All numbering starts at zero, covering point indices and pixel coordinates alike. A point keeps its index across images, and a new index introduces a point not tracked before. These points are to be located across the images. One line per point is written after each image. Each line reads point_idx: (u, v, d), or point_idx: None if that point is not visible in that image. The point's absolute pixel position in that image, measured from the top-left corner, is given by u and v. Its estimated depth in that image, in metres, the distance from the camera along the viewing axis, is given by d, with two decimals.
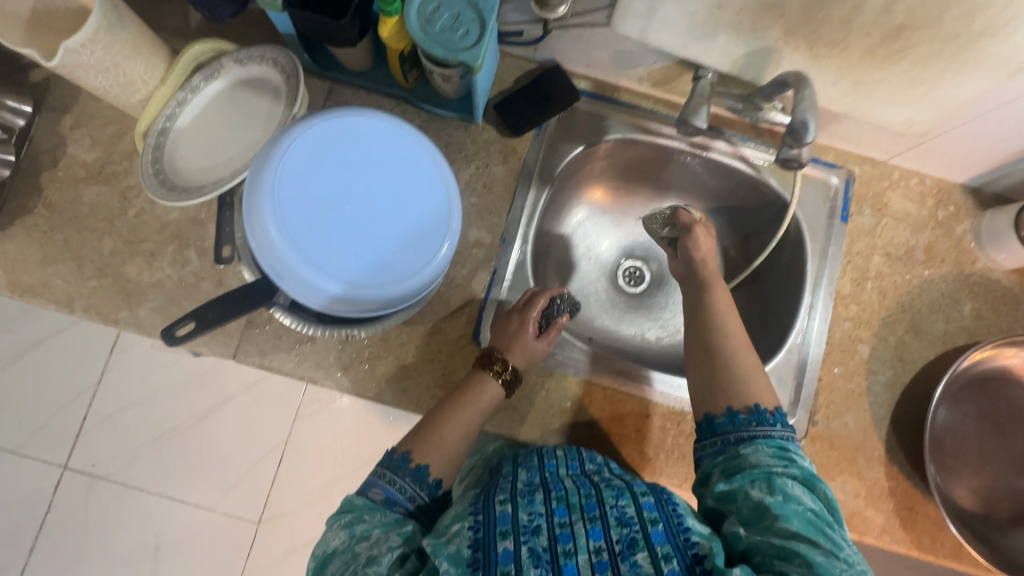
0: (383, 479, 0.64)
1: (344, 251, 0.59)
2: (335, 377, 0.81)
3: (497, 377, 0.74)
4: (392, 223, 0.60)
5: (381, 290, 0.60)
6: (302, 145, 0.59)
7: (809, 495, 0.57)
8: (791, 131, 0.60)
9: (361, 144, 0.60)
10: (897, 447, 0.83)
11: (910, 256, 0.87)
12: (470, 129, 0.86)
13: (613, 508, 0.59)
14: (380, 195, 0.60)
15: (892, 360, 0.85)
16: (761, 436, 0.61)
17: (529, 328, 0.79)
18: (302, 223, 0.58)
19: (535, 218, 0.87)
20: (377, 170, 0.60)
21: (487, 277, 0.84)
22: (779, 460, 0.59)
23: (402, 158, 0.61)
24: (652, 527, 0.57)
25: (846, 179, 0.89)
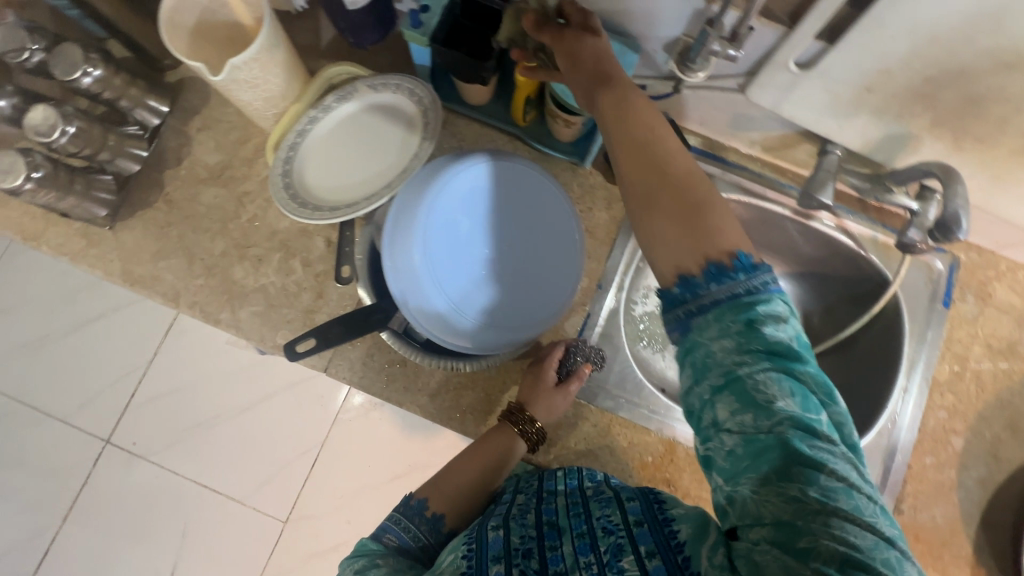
0: (397, 525, 0.68)
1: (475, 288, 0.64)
2: (420, 403, 0.80)
3: (523, 435, 0.76)
4: (522, 266, 0.65)
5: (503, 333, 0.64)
6: (456, 183, 0.63)
7: (787, 395, 0.47)
8: (946, 224, 0.58)
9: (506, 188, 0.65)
10: (986, 549, 0.80)
11: (1012, 350, 0.85)
12: (578, 171, 0.87)
13: (600, 519, 0.60)
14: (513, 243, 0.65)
15: (986, 455, 0.82)
16: (724, 296, 0.50)
17: (548, 377, 0.78)
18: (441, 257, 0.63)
19: (632, 268, 0.88)
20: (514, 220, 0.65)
21: (580, 320, 0.84)
22: (743, 343, 0.49)
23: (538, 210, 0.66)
24: (637, 529, 0.56)
25: (951, 265, 0.88)
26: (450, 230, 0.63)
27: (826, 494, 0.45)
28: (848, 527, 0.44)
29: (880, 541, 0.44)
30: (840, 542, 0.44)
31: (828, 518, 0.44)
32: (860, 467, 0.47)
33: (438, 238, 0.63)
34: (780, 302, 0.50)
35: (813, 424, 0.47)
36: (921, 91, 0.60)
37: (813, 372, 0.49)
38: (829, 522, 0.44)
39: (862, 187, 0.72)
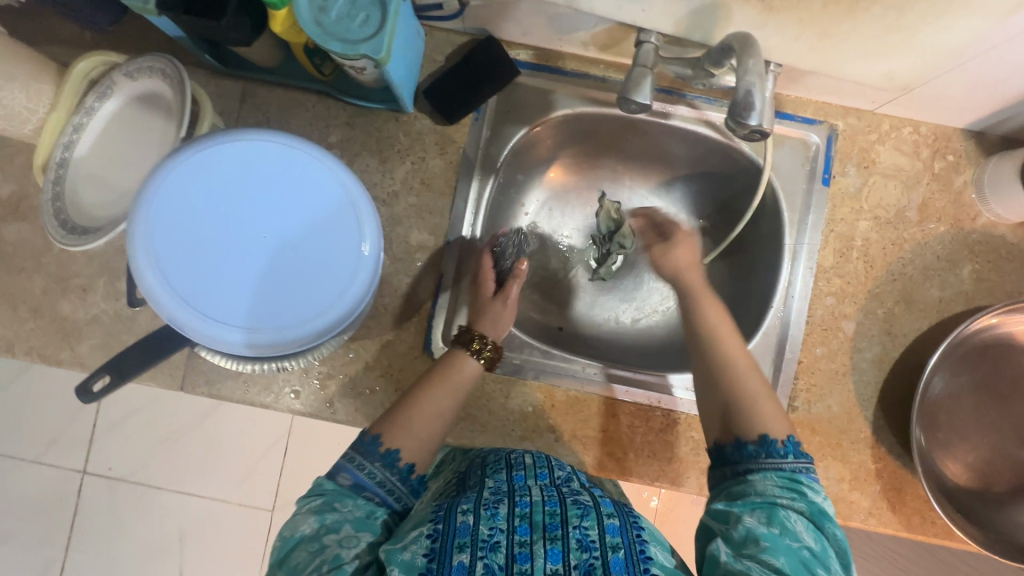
0: (353, 462, 0.56)
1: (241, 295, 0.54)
2: (286, 401, 0.78)
3: (478, 354, 0.70)
4: (297, 258, 0.55)
5: (292, 333, 0.55)
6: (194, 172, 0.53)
7: (813, 534, 0.49)
8: (735, 110, 0.52)
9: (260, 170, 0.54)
10: (885, 428, 0.77)
11: (901, 218, 0.78)
12: (401, 119, 0.78)
13: (576, 530, 0.49)
14: (273, 227, 0.54)
15: (880, 335, 0.78)
16: (773, 468, 0.54)
17: (484, 289, 0.76)
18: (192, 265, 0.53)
19: (481, 213, 0.80)
20: (266, 200, 0.54)
21: (434, 282, 0.78)
22: (789, 495, 0.52)
23: (294, 180, 0.55)
24: (612, 554, 0.47)
25: (828, 136, 0.78)
26: (188, 233, 0.53)
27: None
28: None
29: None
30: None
31: None
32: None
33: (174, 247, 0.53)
34: (817, 483, 0.54)
35: (825, 563, 0.48)
36: None
37: (837, 537, 0.51)
38: None
39: (686, 75, 0.63)
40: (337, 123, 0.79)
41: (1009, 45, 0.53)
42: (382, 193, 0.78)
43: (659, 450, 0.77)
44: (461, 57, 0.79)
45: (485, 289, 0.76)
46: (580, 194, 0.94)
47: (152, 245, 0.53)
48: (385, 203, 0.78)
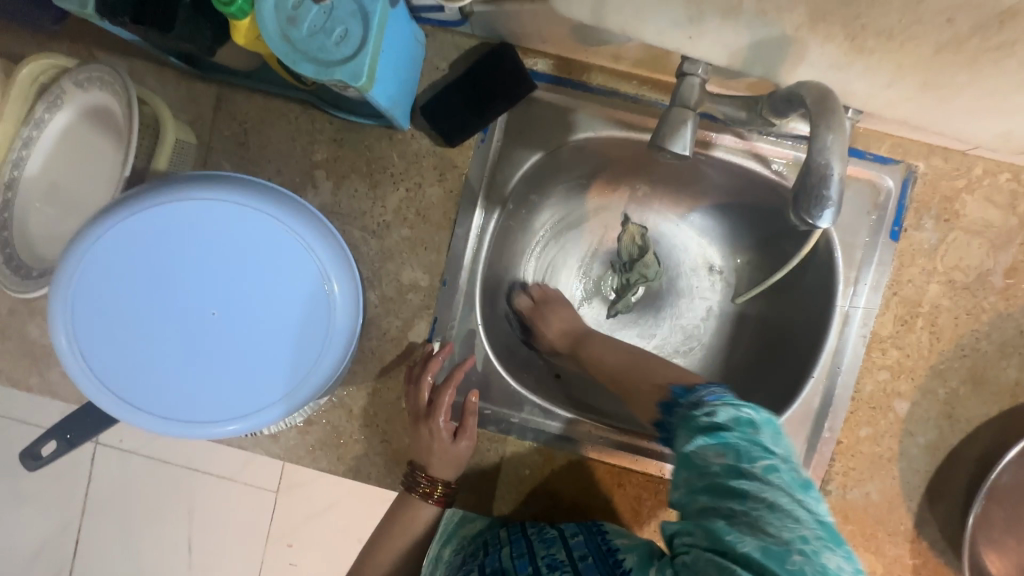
0: None
1: (196, 380, 0.47)
2: (265, 445, 0.72)
3: (427, 497, 0.67)
4: (254, 333, 0.47)
5: (257, 417, 0.48)
6: (126, 242, 0.45)
7: (715, 445, 0.49)
8: (805, 200, 0.37)
9: (201, 234, 0.46)
10: (930, 522, 0.68)
11: (982, 284, 0.66)
12: (396, 138, 0.68)
13: (545, 558, 0.58)
14: (224, 300, 0.47)
15: (938, 418, 0.67)
16: (690, 408, 0.56)
17: (443, 433, 0.66)
18: (137, 348, 0.47)
19: (483, 251, 0.70)
20: (212, 270, 0.46)
21: (427, 326, 0.70)
22: (707, 441, 0.50)
23: (243, 243, 0.46)
24: (583, 563, 0.55)
25: (904, 179, 0.65)
26: (129, 314, 0.46)
27: (750, 505, 0.44)
28: (766, 531, 0.42)
29: (812, 542, 0.42)
30: (756, 542, 0.42)
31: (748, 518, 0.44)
32: (795, 492, 0.45)
33: (115, 331, 0.46)
34: (719, 398, 0.54)
35: (743, 465, 0.47)
36: None
37: (751, 432, 0.49)
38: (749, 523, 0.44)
39: (738, 118, 0.50)
40: (323, 139, 0.68)
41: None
42: (372, 224, 0.69)
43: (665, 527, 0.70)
44: (468, 65, 0.67)
45: (439, 432, 0.66)
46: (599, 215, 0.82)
47: (91, 329, 0.47)
48: (375, 235, 0.69)
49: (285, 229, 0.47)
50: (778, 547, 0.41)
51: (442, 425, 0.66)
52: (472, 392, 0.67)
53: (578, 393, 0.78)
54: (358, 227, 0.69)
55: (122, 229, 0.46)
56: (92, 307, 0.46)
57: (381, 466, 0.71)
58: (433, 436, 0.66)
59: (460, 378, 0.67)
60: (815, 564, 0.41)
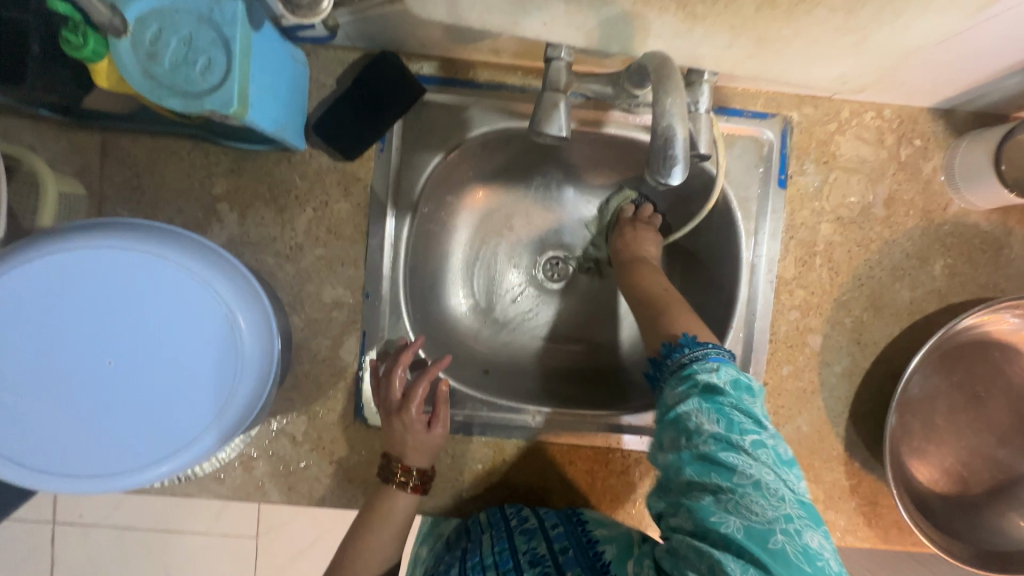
0: None
1: (108, 429, 0.46)
2: (211, 488, 0.70)
3: (406, 487, 0.65)
4: (163, 369, 0.47)
5: (175, 460, 0.47)
6: (4, 301, 0.44)
7: (712, 417, 0.48)
8: (655, 163, 0.40)
9: (85, 281, 0.45)
10: (858, 442, 0.73)
11: (866, 216, 0.71)
12: (294, 160, 0.68)
13: (526, 551, 0.59)
14: (122, 344, 0.46)
15: (849, 345, 0.72)
16: (678, 368, 0.54)
17: (415, 422, 0.65)
18: (38, 408, 0.45)
19: (402, 258, 0.70)
20: (107, 317, 0.46)
21: (358, 341, 0.70)
22: (685, 388, 0.52)
23: (135, 286, 0.46)
24: (562, 556, 0.57)
25: (782, 130, 0.70)
26: (18, 373, 0.45)
27: (737, 483, 0.45)
28: (750, 511, 0.44)
29: (794, 521, 0.43)
30: (740, 523, 0.43)
31: (731, 504, 0.44)
32: (780, 468, 0.46)
33: (5, 393, 0.44)
34: (717, 361, 0.52)
35: (732, 438, 0.47)
36: None
37: (744, 401, 0.49)
38: (733, 512, 0.44)
39: (605, 94, 0.53)
40: (220, 171, 0.68)
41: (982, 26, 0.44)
42: (284, 248, 0.68)
43: (621, 495, 0.72)
44: (354, 77, 0.67)
45: (412, 421, 0.65)
46: (521, 202, 0.84)
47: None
48: (289, 259, 0.68)
49: (176, 265, 0.46)
50: (762, 528, 0.43)
51: (415, 415, 0.65)
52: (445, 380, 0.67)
53: (522, 376, 0.80)
54: (270, 253, 0.68)
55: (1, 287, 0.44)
56: None
57: (335, 488, 0.70)
58: (406, 426, 0.65)
59: (435, 368, 0.67)
60: (795, 544, 0.42)
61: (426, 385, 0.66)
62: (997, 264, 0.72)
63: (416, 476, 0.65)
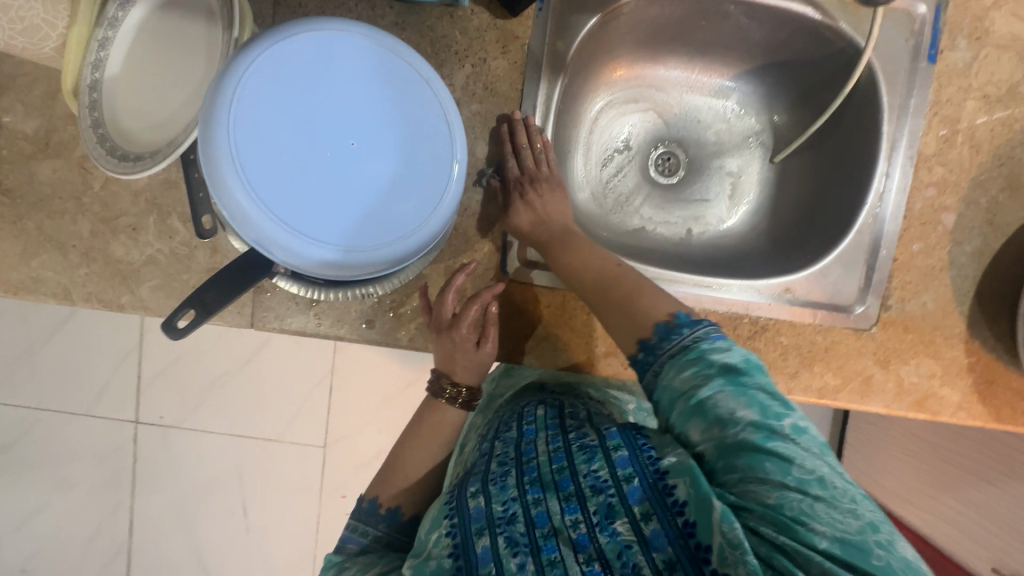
0: (355, 532, 0.64)
1: (340, 203, 0.47)
2: (362, 331, 0.75)
3: (454, 401, 0.70)
4: (397, 162, 0.49)
5: (386, 251, 0.49)
6: (279, 65, 0.47)
7: (740, 399, 0.52)
8: None
9: (349, 70, 0.48)
10: (981, 322, 0.75)
11: (1013, 95, 0.71)
12: (457, 16, 0.70)
13: (587, 475, 0.55)
14: (368, 130, 0.48)
15: (982, 225, 0.73)
16: (683, 346, 0.57)
17: (465, 342, 0.68)
18: (282, 167, 0.46)
19: (549, 118, 0.73)
20: (360, 102, 0.48)
21: (505, 198, 0.73)
22: (701, 369, 0.54)
23: (386, 87, 0.49)
24: (628, 487, 0.52)
25: (936, 5, 0.70)
26: (275, 127, 0.46)
27: (801, 477, 0.48)
28: (833, 518, 0.46)
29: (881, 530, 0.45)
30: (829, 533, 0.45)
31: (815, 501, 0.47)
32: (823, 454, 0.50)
33: (257, 144, 0.46)
34: (721, 340, 0.56)
35: (777, 431, 0.50)
36: None
37: (762, 380, 0.54)
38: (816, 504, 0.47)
39: None
40: (385, 24, 0.70)
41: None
42: None
43: None
44: None
45: (463, 341, 0.68)
46: (646, 92, 0.91)
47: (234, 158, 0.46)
48: None
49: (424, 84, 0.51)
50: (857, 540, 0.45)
51: (465, 335, 0.67)
52: (496, 304, 0.69)
53: (649, 253, 0.87)
54: None
55: (281, 50, 0.47)
56: (238, 120, 0.45)
57: None
58: (456, 344, 0.68)
59: (485, 295, 0.68)
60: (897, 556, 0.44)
61: (479, 308, 0.68)
62: None
63: (464, 394, 0.70)
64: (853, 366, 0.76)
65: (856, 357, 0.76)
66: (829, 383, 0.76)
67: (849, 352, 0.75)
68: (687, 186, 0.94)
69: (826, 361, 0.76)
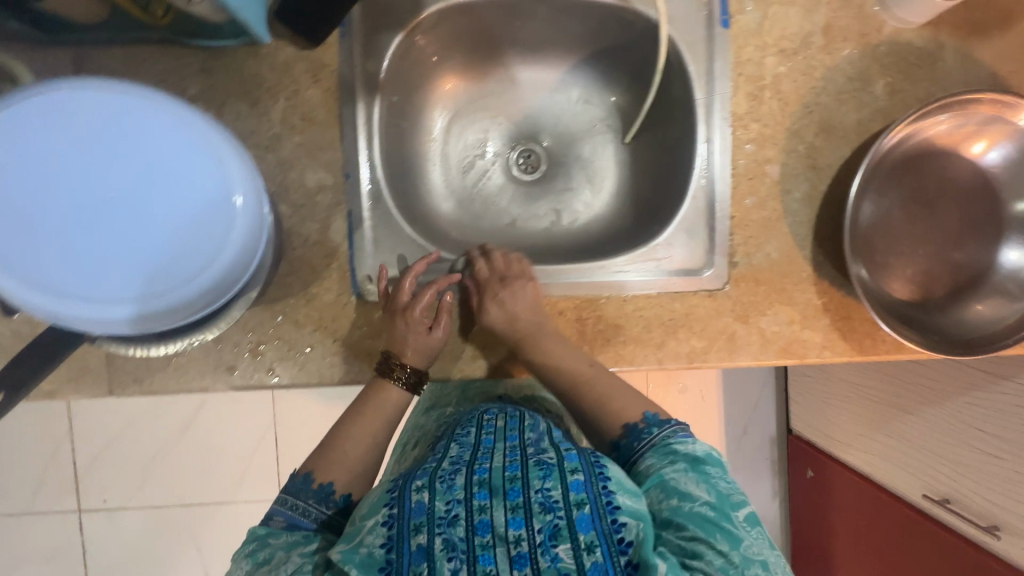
0: (286, 505, 0.61)
1: (118, 261, 0.50)
2: (226, 378, 0.74)
3: (399, 382, 0.71)
4: (168, 209, 0.51)
5: (170, 298, 0.53)
6: (24, 136, 0.48)
7: None
8: None
9: (96, 125, 0.50)
10: (825, 262, 0.78)
11: (807, 46, 0.75)
12: (262, 53, 0.71)
13: (538, 492, 0.52)
14: (129, 183, 0.50)
15: (806, 171, 0.76)
16: (655, 443, 0.62)
17: (418, 324, 0.72)
18: (52, 237, 0.49)
19: (375, 136, 0.74)
20: (116, 158, 0.50)
21: (344, 222, 0.73)
22: (664, 459, 0.60)
23: (143, 137, 0.51)
24: (578, 511, 0.50)
25: None
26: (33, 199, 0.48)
27: (747, 556, 0.51)
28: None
29: None
30: None
31: None
32: None
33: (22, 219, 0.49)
34: None
35: None
36: None
37: None
38: None
39: None
40: (192, 72, 0.71)
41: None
42: (263, 139, 0.72)
43: (611, 337, 0.77)
44: None
45: (416, 322, 0.72)
46: (490, 95, 0.92)
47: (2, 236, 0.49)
48: (269, 149, 0.72)
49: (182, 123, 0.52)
50: None
51: (419, 315, 0.72)
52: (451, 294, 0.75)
53: (515, 253, 0.88)
54: (250, 146, 0.72)
55: (21, 117, 0.48)
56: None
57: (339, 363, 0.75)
58: (409, 324, 0.71)
59: (441, 283, 0.75)
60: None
61: (435, 292, 0.74)
62: (934, 77, 0.76)
63: (411, 374, 0.72)
64: (715, 326, 0.78)
65: (716, 317, 0.78)
66: (696, 346, 0.77)
67: (709, 313, 0.77)
68: (549, 180, 0.95)
69: (689, 325, 0.77)
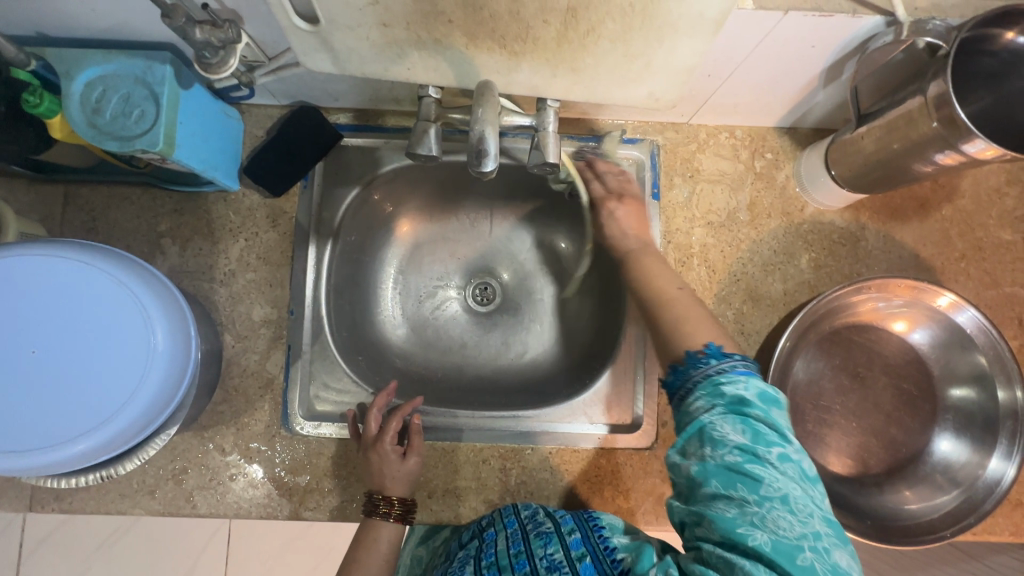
0: None
1: (51, 410, 0.57)
2: (145, 503, 0.74)
3: (389, 517, 0.69)
4: (99, 359, 0.58)
5: (75, 446, 0.57)
6: None
7: (738, 427, 0.46)
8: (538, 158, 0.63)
9: (44, 293, 0.58)
10: None
11: (733, 220, 0.80)
12: (230, 199, 0.79)
13: (543, 558, 0.55)
14: (72, 341, 0.58)
15: (733, 336, 0.78)
16: (702, 379, 0.51)
17: (389, 456, 0.71)
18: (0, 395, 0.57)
19: (323, 278, 0.79)
20: (63, 318, 0.59)
21: (283, 355, 0.78)
22: (710, 400, 0.49)
23: (85, 297, 0.59)
24: (580, 562, 0.53)
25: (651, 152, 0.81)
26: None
27: (765, 496, 0.44)
28: (778, 526, 0.43)
29: (822, 539, 0.43)
30: (768, 537, 0.42)
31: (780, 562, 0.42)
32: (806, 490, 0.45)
33: None
34: (743, 374, 0.50)
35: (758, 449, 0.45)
36: (422, 6, 0.52)
37: (772, 417, 0.48)
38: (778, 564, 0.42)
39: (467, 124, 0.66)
40: (165, 212, 0.78)
41: (720, 45, 0.59)
42: (219, 274, 0.78)
43: (536, 489, 0.77)
44: (277, 129, 0.78)
45: (387, 452, 0.71)
46: (449, 231, 0.94)
47: None
48: (223, 283, 0.78)
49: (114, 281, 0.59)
50: (790, 545, 0.42)
51: (389, 444, 0.71)
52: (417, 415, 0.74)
53: (461, 394, 0.85)
54: (206, 281, 0.78)
55: None
56: None
57: (259, 497, 0.75)
58: (382, 456, 0.71)
59: (404, 408, 0.75)
60: (825, 562, 0.42)
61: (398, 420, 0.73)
62: (857, 255, 0.80)
63: (398, 504, 0.70)
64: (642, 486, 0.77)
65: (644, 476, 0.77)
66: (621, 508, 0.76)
67: (635, 472, 0.77)
68: (505, 314, 0.93)
69: (615, 484, 0.77)
